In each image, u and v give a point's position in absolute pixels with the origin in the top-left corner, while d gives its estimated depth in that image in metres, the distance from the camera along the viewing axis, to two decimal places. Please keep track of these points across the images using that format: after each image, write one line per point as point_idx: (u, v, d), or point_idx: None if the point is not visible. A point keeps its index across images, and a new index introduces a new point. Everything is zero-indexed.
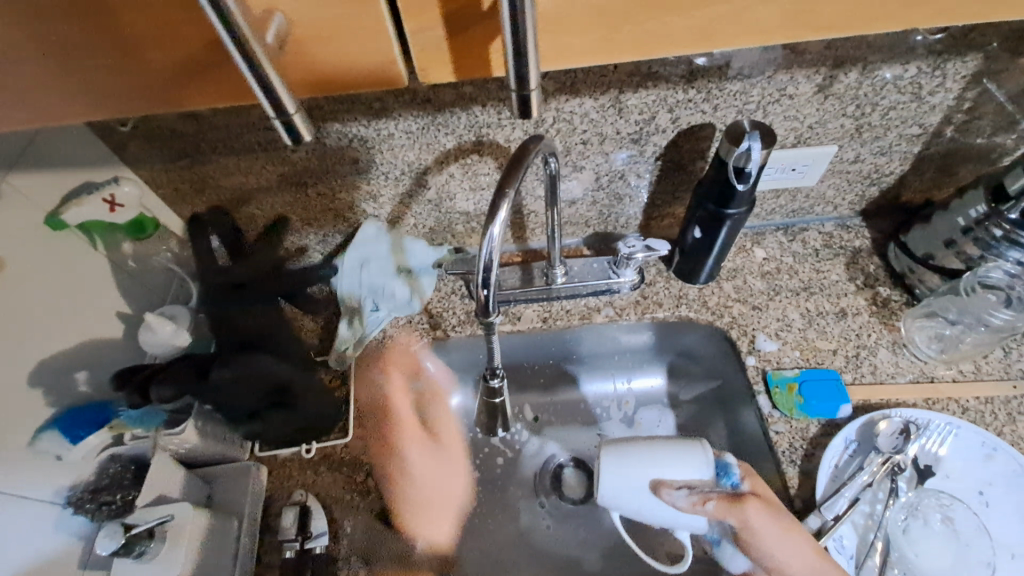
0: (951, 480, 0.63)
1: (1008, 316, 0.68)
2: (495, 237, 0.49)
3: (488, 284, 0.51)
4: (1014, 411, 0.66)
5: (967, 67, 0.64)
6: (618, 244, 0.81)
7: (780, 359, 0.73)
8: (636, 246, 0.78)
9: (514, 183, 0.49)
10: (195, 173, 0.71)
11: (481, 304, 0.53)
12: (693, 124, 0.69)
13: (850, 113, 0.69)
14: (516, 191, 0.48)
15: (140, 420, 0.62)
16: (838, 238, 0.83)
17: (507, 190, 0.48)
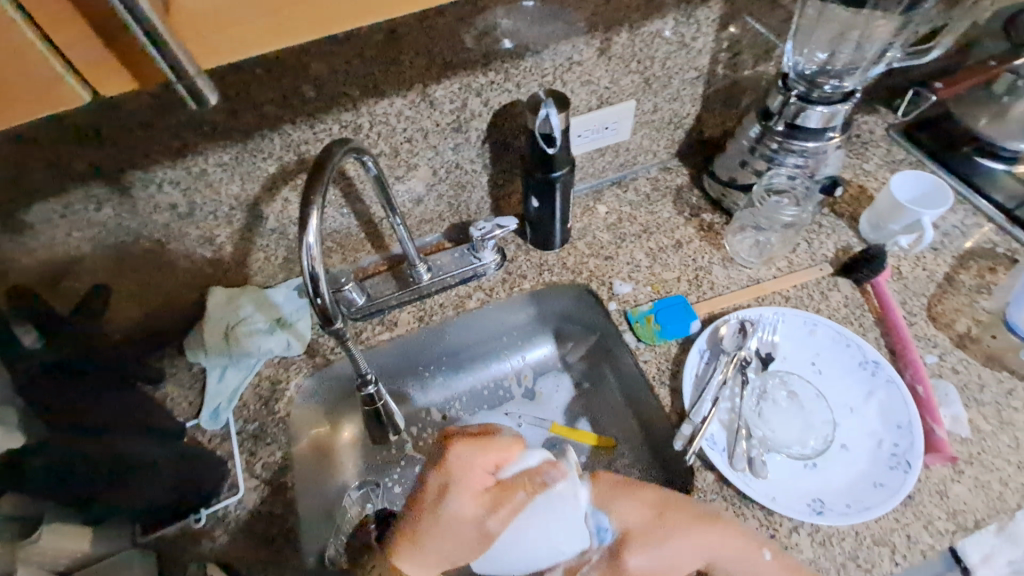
0: (790, 359, 0.72)
1: (795, 213, 0.81)
2: (312, 246, 0.49)
3: (319, 292, 0.51)
4: (825, 288, 0.78)
5: (713, 12, 0.74)
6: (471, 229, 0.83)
7: (636, 298, 0.80)
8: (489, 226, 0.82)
9: (319, 193, 0.50)
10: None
11: (321, 313, 0.53)
12: (504, 103, 0.74)
13: (634, 68, 0.77)
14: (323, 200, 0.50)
15: None
16: (662, 181, 0.94)
17: (314, 200, 0.49)
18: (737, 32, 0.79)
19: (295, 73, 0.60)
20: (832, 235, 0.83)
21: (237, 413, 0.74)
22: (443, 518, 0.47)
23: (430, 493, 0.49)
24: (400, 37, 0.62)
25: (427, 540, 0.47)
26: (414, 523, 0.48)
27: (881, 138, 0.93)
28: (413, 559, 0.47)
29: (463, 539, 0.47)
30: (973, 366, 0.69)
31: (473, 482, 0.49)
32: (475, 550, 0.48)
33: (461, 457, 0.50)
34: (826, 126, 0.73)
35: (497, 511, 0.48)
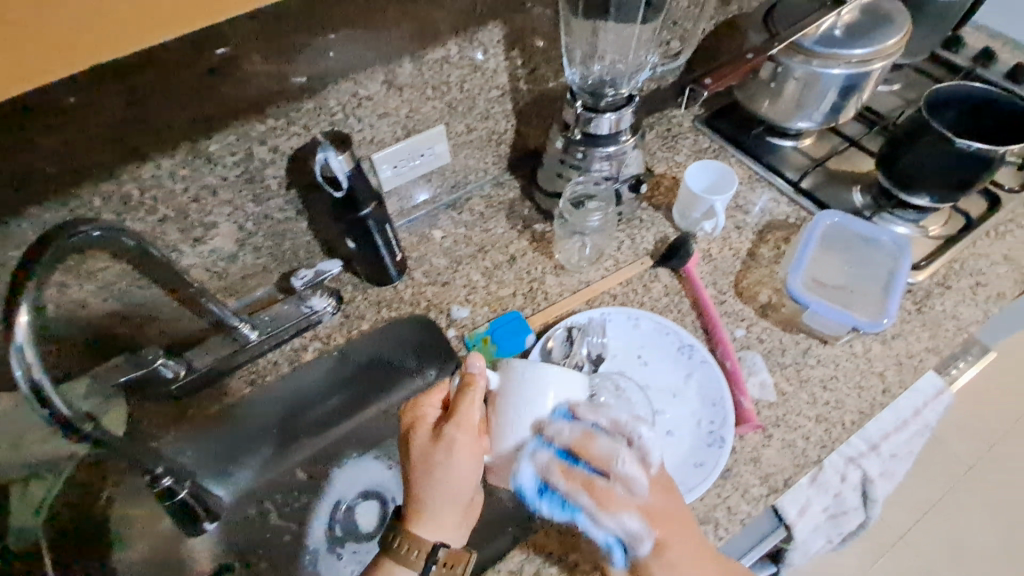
0: (618, 356, 0.76)
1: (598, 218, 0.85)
2: None
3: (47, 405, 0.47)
4: (648, 280, 0.83)
5: (496, 34, 0.75)
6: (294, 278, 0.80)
7: (474, 321, 0.81)
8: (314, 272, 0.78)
9: None
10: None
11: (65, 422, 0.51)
12: (297, 147, 0.70)
13: (432, 95, 0.76)
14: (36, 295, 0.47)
15: None
16: (495, 196, 0.95)
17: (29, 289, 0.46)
18: (528, 49, 0.80)
19: (20, 153, 0.53)
20: (651, 228, 0.88)
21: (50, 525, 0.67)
22: (417, 457, 0.57)
23: (404, 453, 0.58)
24: (142, 102, 0.56)
25: (420, 482, 0.56)
26: (405, 484, 0.57)
27: (689, 129, 1.01)
28: (421, 514, 0.56)
29: (439, 465, 0.55)
30: (775, 333, 0.76)
31: (427, 420, 0.59)
32: (448, 468, 0.55)
33: (411, 411, 0.60)
34: (616, 131, 0.77)
35: (449, 421, 0.57)
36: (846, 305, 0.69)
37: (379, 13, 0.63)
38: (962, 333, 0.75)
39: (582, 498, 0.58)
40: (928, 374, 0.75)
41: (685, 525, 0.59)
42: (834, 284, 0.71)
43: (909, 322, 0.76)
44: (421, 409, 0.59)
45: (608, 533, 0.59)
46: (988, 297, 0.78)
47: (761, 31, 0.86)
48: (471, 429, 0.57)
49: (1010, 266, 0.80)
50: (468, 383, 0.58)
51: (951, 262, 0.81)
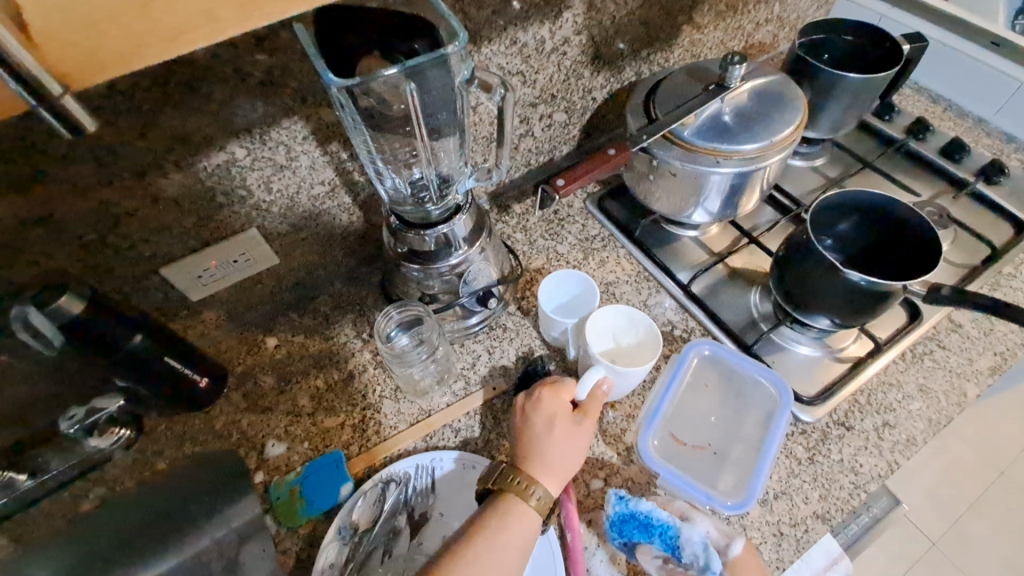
0: (443, 517, 0.62)
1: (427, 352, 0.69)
2: None
3: None
4: (498, 412, 0.70)
5: (298, 130, 0.63)
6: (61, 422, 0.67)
7: (288, 462, 0.69)
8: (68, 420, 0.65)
9: None
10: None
11: None
12: (38, 276, 0.58)
13: (226, 201, 0.65)
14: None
15: None
16: (346, 294, 0.82)
17: None
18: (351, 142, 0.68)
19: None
20: (513, 340, 0.75)
21: None
22: (556, 436, 0.57)
23: (537, 424, 0.58)
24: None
25: (550, 456, 0.56)
26: (536, 448, 0.57)
27: (578, 212, 0.88)
28: (542, 475, 0.55)
29: (569, 443, 0.57)
30: (635, 489, 0.61)
31: (556, 408, 0.59)
32: (577, 447, 0.57)
33: (541, 405, 0.59)
34: (448, 245, 0.63)
35: (592, 411, 0.59)
36: (705, 472, 0.59)
37: (109, 128, 0.51)
38: (859, 494, 0.62)
39: (654, 566, 0.55)
40: (823, 539, 0.60)
41: None
42: (695, 443, 0.61)
43: (797, 476, 0.63)
44: (554, 396, 0.60)
45: (704, 551, 0.54)
46: (895, 443, 0.65)
47: (640, 116, 0.74)
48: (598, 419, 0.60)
49: (923, 402, 0.68)
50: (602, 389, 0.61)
51: (855, 394, 0.68)
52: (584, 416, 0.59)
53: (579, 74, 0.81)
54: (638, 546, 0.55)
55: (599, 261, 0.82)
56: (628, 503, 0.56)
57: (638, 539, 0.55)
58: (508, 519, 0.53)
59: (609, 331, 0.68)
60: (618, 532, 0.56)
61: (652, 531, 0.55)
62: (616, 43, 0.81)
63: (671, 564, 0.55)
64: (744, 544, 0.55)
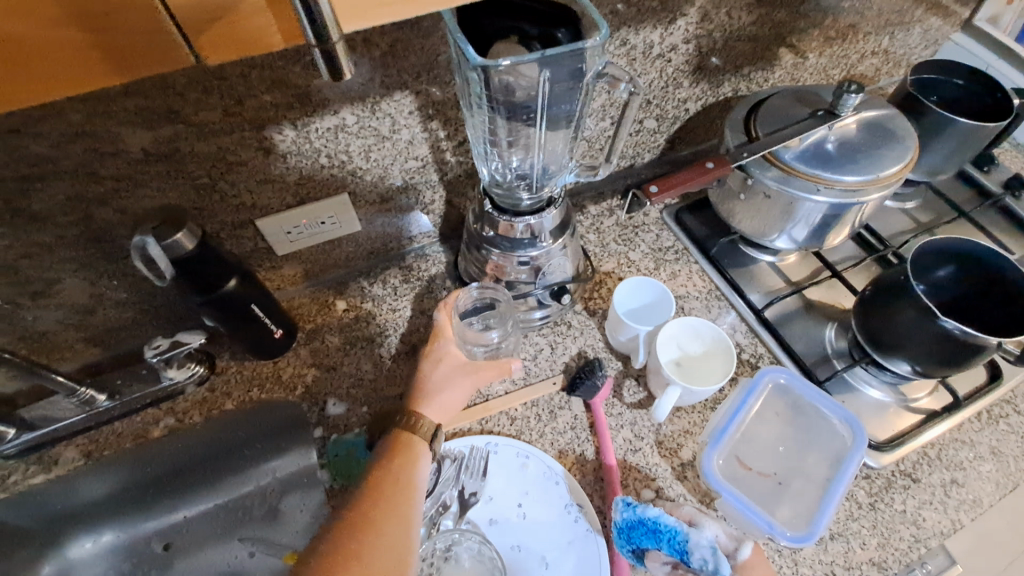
0: (492, 501, 0.63)
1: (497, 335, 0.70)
2: None
3: None
4: (556, 407, 0.70)
5: (407, 104, 0.64)
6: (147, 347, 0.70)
7: (347, 422, 0.71)
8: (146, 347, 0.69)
9: None
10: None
11: None
12: (149, 210, 0.61)
13: (327, 163, 0.67)
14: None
15: None
16: (416, 269, 0.84)
17: None
18: (452, 121, 0.69)
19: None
20: (577, 339, 0.75)
21: None
22: (443, 373, 0.66)
23: (434, 361, 0.66)
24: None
25: (432, 391, 0.64)
26: (427, 386, 0.65)
27: (654, 221, 0.88)
28: (423, 405, 0.63)
29: (445, 378, 0.66)
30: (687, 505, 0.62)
31: (448, 352, 0.67)
32: (454, 386, 0.65)
33: (431, 354, 0.67)
34: (534, 236, 0.64)
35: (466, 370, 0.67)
36: (767, 500, 0.58)
37: (242, 79, 0.54)
38: (918, 548, 0.60)
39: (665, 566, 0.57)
40: None
41: None
42: (760, 470, 0.60)
43: (855, 520, 0.61)
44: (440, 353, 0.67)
45: (715, 549, 0.56)
46: (961, 502, 0.63)
47: (739, 133, 0.73)
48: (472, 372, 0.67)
49: (995, 465, 0.66)
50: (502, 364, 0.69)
51: (924, 446, 0.66)
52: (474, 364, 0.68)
53: (678, 83, 0.80)
54: (647, 552, 0.57)
55: (670, 273, 0.81)
56: (636, 510, 0.58)
57: (647, 541, 0.56)
58: (404, 464, 0.57)
59: (673, 340, 0.67)
60: (627, 539, 0.57)
61: (660, 535, 0.56)
62: (720, 57, 0.80)
63: (680, 568, 0.56)
64: (754, 549, 0.56)
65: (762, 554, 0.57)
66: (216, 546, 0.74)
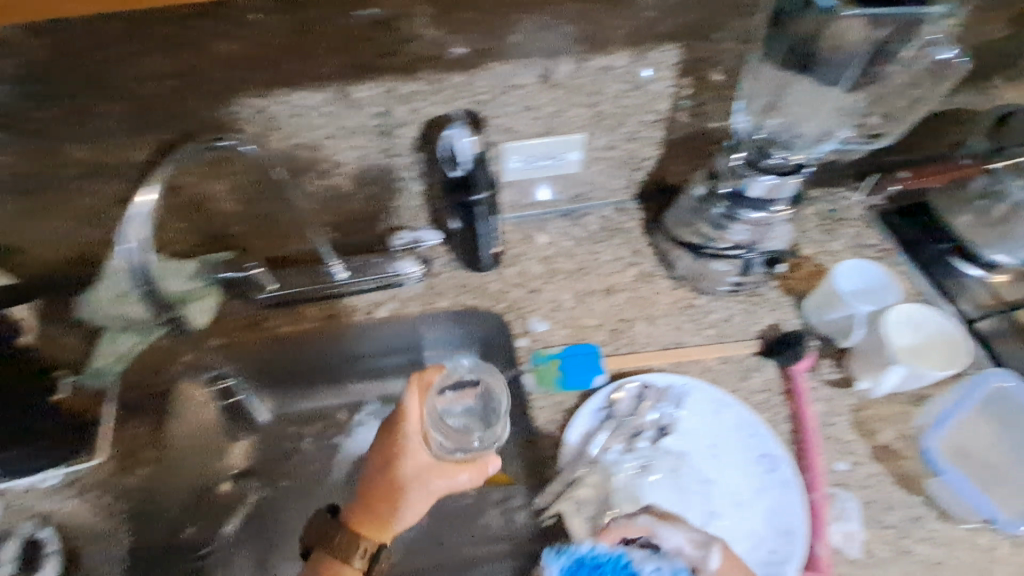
0: (687, 436, 0.68)
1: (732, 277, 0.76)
2: None
3: None
4: (750, 367, 0.74)
5: (672, 57, 0.69)
6: (395, 238, 0.83)
7: (548, 339, 0.77)
8: (398, 232, 0.84)
9: None
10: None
11: None
12: (434, 116, 0.70)
13: (583, 101, 0.72)
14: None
15: None
16: (614, 221, 0.89)
17: None
18: (702, 80, 0.73)
19: (188, 47, 0.58)
20: (773, 310, 0.79)
21: (122, 379, 0.74)
22: (405, 492, 0.63)
23: (410, 471, 0.63)
24: (305, 31, 0.58)
25: (405, 504, 0.62)
26: (392, 495, 0.62)
27: (856, 217, 0.88)
28: (381, 527, 0.62)
29: (416, 490, 0.63)
30: (880, 487, 0.66)
31: (414, 453, 0.64)
32: (416, 508, 0.63)
33: (415, 450, 0.64)
34: (771, 197, 0.68)
35: (435, 478, 0.64)
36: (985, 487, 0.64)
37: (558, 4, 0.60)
38: None
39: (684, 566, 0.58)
40: None
41: None
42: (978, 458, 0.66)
43: None
44: (414, 447, 0.64)
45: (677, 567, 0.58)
46: None
47: None
48: (443, 476, 0.64)
49: None
50: (478, 463, 0.65)
51: None
52: (466, 472, 0.64)
53: None
54: None
55: None
56: (569, 555, 0.60)
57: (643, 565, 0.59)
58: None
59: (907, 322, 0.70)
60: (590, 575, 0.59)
61: (618, 562, 0.59)
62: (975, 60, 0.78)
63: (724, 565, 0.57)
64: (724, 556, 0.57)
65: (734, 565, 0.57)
66: None
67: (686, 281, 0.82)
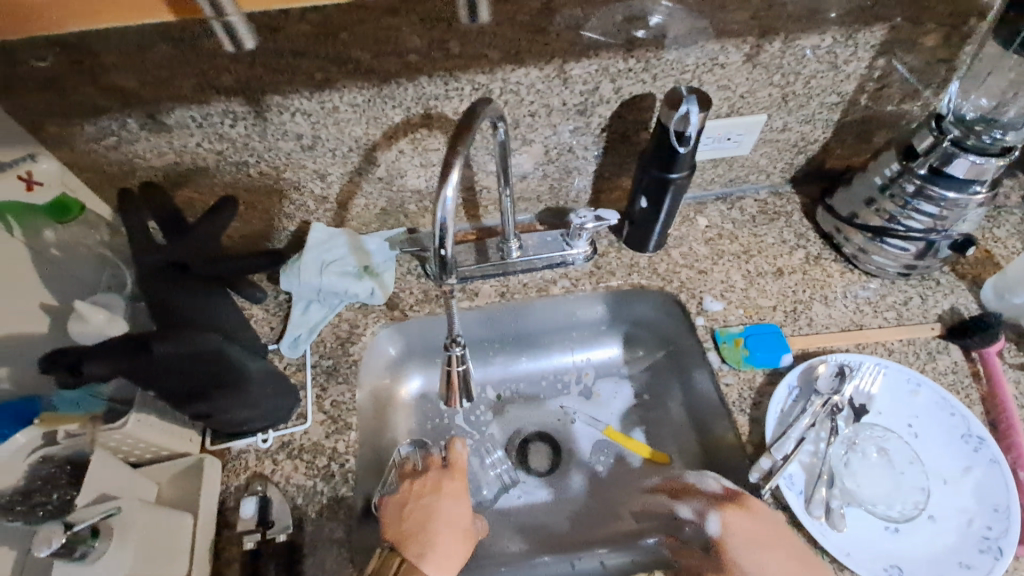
0: (881, 415, 0.70)
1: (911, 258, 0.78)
2: (450, 199, 0.50)
3: (444, 243, 0.53)
4: (933, 349, 0.75)
5: (875, 37, 0.70)
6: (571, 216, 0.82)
7: (726, 318, 0.78)
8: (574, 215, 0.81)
9: (466, 143, 0.49)
10: (83, 151, 0.64)
11: (442, 265, 0.56)
12: (634, 94, 0.71)
13: (777, 81, 0.73)
14: (468, 151, 0.49)
15: (78, 405, 0.58)
16: (771, 204, 0.89)
17: (459, 148, 0.49)
18: (892, 63, 0.74)
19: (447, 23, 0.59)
20: (948, 295, 0.80)
21: (314, 347, 0.77)
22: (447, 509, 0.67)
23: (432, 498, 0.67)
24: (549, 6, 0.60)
25: (438, 531, 0.64)
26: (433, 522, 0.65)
27: (1017, 205, 0.88)
28: (433, 553, 0.62)
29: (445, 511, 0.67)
30: None
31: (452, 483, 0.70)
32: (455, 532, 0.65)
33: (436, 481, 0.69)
34: (975, 178, 0.69)
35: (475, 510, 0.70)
36: None
37: None
38: None
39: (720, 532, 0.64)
40: None
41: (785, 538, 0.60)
42: None
43: None
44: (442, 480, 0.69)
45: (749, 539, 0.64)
46: None
47: None
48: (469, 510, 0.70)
49: None
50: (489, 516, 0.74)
51: None
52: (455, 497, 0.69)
53: None
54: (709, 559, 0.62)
55: None
56: None
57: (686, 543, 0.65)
58: None
59: None
60: None
61: None
62: None
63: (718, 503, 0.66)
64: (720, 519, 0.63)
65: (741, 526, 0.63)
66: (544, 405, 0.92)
67: (855, 264, 0.83)
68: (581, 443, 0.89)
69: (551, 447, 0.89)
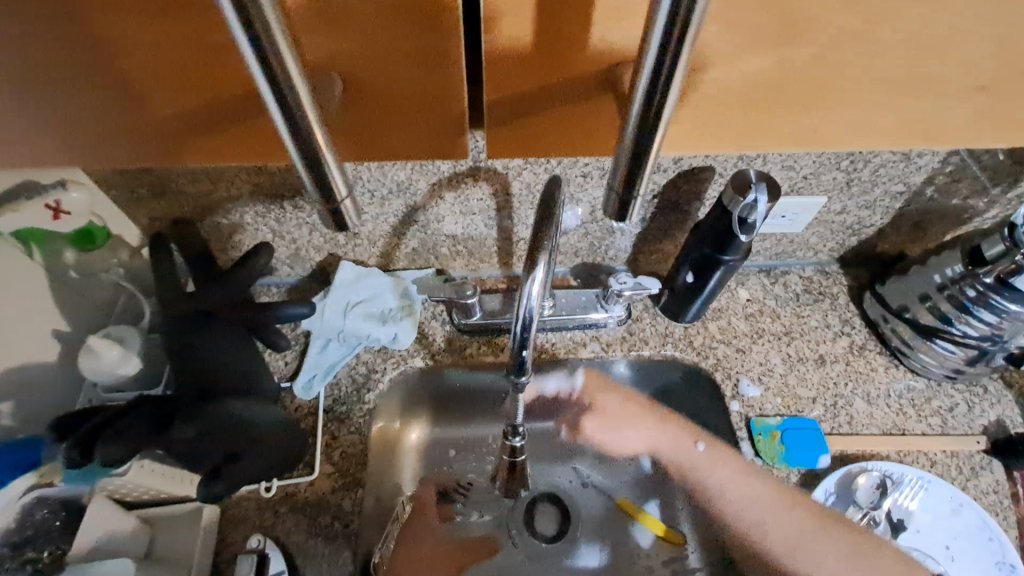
0: (920, 534, 0.66)
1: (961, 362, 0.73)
2: (533, 297, 0.47)
3: (526, 345, 0.49)
4: (977, 465, 0.71)
5: None
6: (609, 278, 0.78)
7: (762, 406, 0.74)
8: (612, 278, 0.77)
9: (549, 238, 0.47)
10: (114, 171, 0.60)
11: (515, 363, 0.50)
12: (694, 166, 0.67)
13: (844, 166, 0.69)
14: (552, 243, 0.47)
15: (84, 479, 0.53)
16: (817, 283, 0.85)
17: (543, 245, 0.46)
18: (968, 160, 0.70)
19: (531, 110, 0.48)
20: (996, 406, 0.76)
21: (329, 389, 0.73)
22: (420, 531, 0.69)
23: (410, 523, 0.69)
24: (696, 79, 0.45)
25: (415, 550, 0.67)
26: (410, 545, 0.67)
27: None
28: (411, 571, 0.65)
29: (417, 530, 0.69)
30: None
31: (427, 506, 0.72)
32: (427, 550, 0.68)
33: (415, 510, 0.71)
34: None
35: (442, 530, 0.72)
36: None
37: None
38: None
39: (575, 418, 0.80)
40: None
41: (623, 399, 0.76)
42: None
43: None
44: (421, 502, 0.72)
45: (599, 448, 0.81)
46: None
47: None
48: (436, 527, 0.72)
49: None
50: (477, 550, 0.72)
51: None
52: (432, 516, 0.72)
53: None
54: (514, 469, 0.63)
55: None
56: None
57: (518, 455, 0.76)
58: None
59: None
60: None
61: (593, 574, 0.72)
62: None
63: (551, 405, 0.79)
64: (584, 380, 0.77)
65: (595, 379, 0.77)
66: (557, 466, 0.82)
67: (900, 359, 0.79)
68: (590, 510, 0.80)
69: (561, 511, 0.79)
